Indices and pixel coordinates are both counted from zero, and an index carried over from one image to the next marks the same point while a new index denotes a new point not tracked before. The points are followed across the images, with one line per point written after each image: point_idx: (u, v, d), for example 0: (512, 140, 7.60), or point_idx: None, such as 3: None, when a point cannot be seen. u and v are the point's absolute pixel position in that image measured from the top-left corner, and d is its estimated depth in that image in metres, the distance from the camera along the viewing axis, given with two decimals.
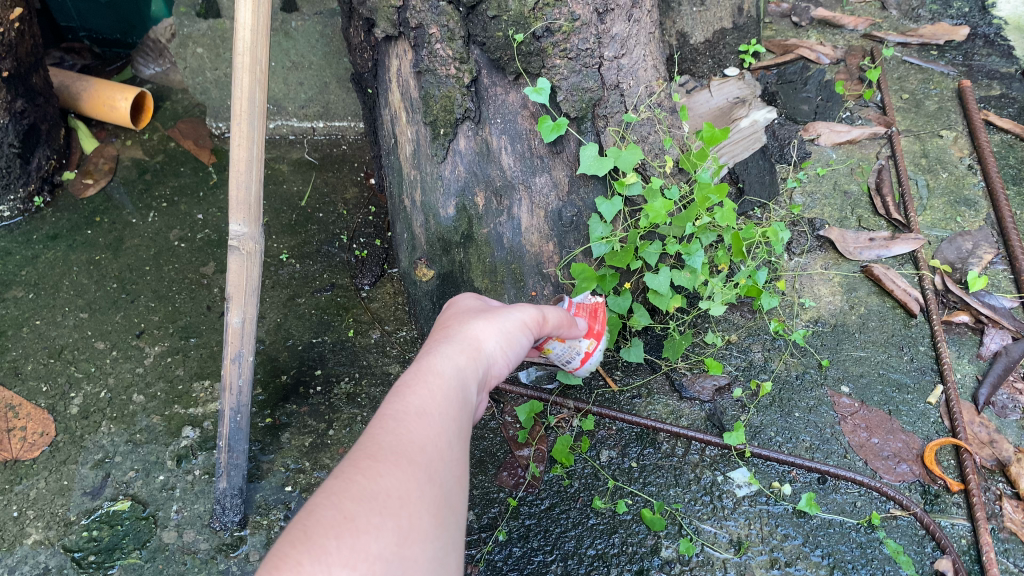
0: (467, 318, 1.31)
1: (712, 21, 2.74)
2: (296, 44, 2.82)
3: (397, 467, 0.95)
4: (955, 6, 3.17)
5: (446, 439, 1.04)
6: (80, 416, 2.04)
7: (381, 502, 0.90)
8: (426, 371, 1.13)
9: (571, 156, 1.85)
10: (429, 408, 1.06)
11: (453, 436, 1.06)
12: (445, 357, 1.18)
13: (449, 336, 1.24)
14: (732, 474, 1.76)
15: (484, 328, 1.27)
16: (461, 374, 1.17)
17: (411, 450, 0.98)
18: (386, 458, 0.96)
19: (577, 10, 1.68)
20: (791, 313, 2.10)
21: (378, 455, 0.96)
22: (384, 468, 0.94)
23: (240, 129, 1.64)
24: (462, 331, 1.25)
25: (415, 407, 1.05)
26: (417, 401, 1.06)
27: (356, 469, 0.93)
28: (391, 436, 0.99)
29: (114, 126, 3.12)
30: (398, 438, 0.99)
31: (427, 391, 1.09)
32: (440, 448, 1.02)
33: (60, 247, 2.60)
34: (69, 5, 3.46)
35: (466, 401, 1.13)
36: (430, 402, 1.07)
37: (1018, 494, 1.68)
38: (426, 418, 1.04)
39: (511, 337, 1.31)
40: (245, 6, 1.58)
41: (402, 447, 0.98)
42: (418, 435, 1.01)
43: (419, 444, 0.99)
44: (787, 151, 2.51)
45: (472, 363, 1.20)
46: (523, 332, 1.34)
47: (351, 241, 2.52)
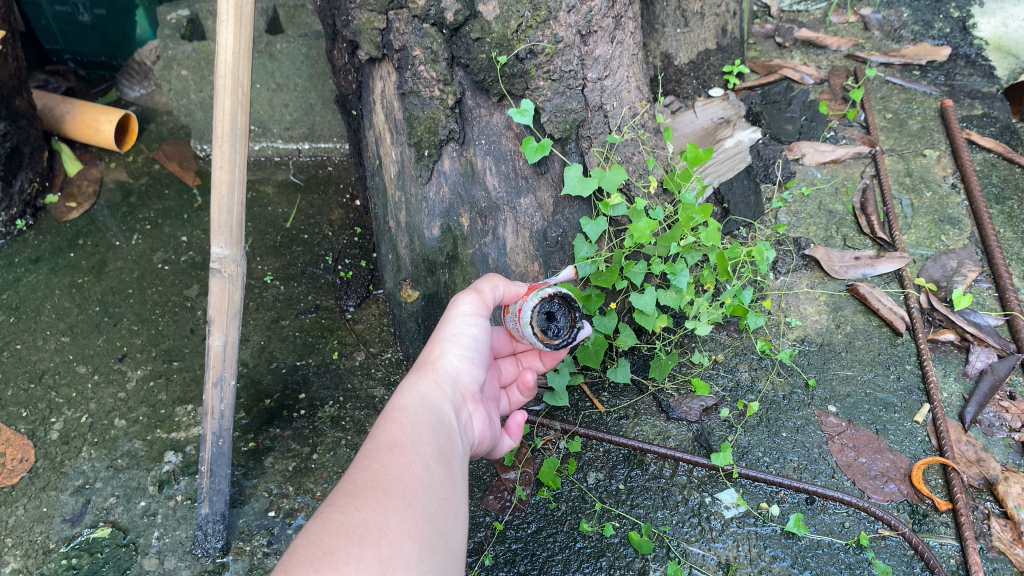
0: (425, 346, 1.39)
1: (696, 42, 2.77)
2: (281, 66, 2.82)
3: (374, 499, 1.00)
4: (936, 27, 3.20)
5: (422, 463, 1.10)
6: (60, 442, 2.02)
7: (360, 534, 0.94)
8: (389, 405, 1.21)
9: (556, 176, 1.85)
10: (400, 438, 1.12)
11: (429, 460, 1.11)
12: (408, 387, 1.26)
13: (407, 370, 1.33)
14: (721, 495, 1.75)
15: (437, 346, 1.35)
16: (425, 397, 1.24)
17: (386, 481, 1.03)
18: (362, 492, 1.00)
19: (559, 32, 1.68)
20: (777, 332, 2.10)
21: (353, 491, 1.00)
22: (360, 502, 0.99)
23: (222, 151, 1.64)
24: (418, 359, 1.34)
25: (387, 441, 1.10)
26: (388, 434, 1.12)
27: (335, 507, 0.97)
28: (365, 471, 1.05)
29: (98, 148, 3.12)
30: (373, 473, 1.04)
31: (397, 423, 1.15)
32: (417, 474, 1.07)
33: (42, 270, 2.58)
34: (54, 27, 3.46)
35: (437, 418, 1.20)
36: (400, 433, 1.13)
37: (1006, 513, 1.67)
38: (398, 449, 1.10)
39: (461, 339, 1.37)
40: (227, 28, 1.58)
41: (377, 479, 1.03)
42: (392, 466, 1.06)
43: (394, 475, 1.04)
44: (771, 171, 2.52)
45: (431, 381, 1.28)
46: (471, 324, 1.38)
47: (336, 262, 2.51)
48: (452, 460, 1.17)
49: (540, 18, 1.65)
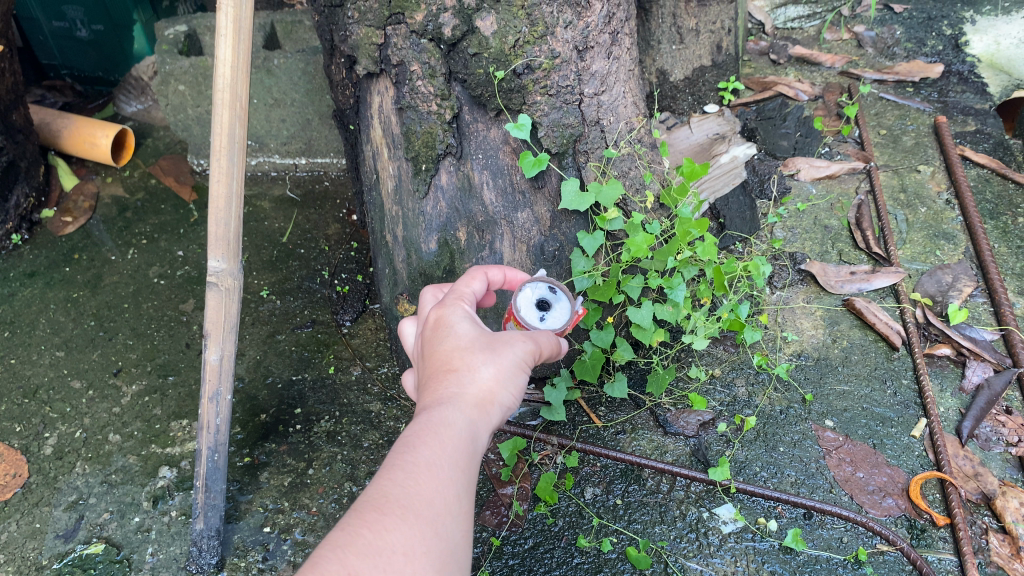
0: (472, 352, 1.21)
1: (691, 59, 2.79)
2: (278, 81, 2.82)
3: (403, 522, 0.96)
4: (929, 44, 3.23)
5: (454, 491, 1.05)
6: (54, 457, 2.01)
7: (385, 556, 0.92)
8: (438, 427, 1.09)
9: (553, 191, 1.85)
10: (440, 461, 1.05)
11: (461, 487, 1.06)
12: (461, 412, 1.13)
13: (457, 385, 1.17)
14: (718, 510, 1.74)
15: (496, 371, 1.20)
16: (473, 431, 1.14)
17: (419, 503, 1.00)
18: (393, 510, 0.97)
19: (557, 48, 1.69)
20: (774, 346, 2.10)
21: (384, 507, 0.97)
22: (388, 522, 0.96)
23: (220, 165, 1.64)
24: (472, 377, 1.18)
25: (425, 458, 1.05)
26: (427, 454, 1.06)
27: (363, 522, 0.95)
28: (401, 489, 1.00)
29: (95, 163, 3.12)
30: (406, 491, 1.00)
31: (438, 443, 1.08)
32: (448, 500, 1.03)
33: (37, 285, 2.57)
34: (52, 43, 3.47)
35: (477, 452, 1.12)
36: (439, 451, 1.07)
37: (1004, 528, 1.66)
38: (435, 470, 1.04)
39: (518, 378, 1.24)
40: (225, 43, 1.58)
41: (409, 499, 0.99)
42: (426, 488, 1.02)
43: (428, 498, 1.01)
44: (767, 186, 2.55)
45: (485, 417, 1.17)
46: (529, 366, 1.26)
47: (332, 276, 2.51)
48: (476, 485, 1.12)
49: (537, 34, 1.66)
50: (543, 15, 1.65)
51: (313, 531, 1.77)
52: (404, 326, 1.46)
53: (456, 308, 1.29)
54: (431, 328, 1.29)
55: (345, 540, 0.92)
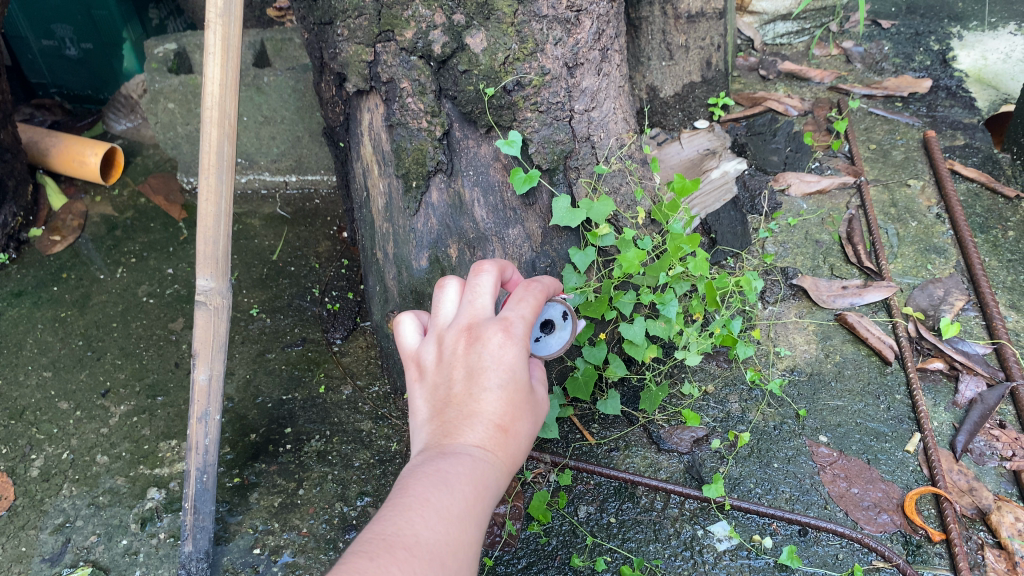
0: (520, 414, 1.12)
1: (681, 75, 2.80)
2: (268, 99, 2.82)
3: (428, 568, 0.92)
4: (917, 59, 3.25)
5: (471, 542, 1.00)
6: (40, 479, 1.98)
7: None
8: (476, 478, 1.04)
9: (544, 207, 1.85)
10: (471, 514, 1.01)
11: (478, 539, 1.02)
12: (497, 477, 1.07)
13: (500, 443, 1.09)
14: (712, 527, 1.73)
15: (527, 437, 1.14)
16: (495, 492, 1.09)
17: (445, 552, 0.95)
18: (422, 554, 0.92)
19: (546, 65, 1.70)
20: (766, 362, 2.10)
21: (413, 549, 0.92)
22: (417, 565, 0.90)
23: (208, 183, 1.63)
24: (513, 435, 1.11)
25: (458, 507, 1.00)
26: (463, 503, 1.01)
27: (394, 557, 0.89)
28: (430, 532, 0.96)
29: (84, 182, 3.10)
30: (434, 536, 0.95)
31: (474, 495, 1.02)
32: (466, 559, 0.99)
33: (24, 304, 2.55)
34: (41, 61, 3.47)
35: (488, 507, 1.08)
36: (474, 504, 1.02)
37: (1000, 543, 1.66)
38: (463, 522, 1.00)
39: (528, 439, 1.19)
40: (214, 61, 1.58)
41: (436, 547, 0.95)
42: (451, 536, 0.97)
43: (453, 548, 0.96)
44: (757, 203, 2.55)
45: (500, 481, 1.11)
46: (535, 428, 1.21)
47: (322, 294, 2.50)
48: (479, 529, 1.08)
49: (527, 51, 1.66)
50: (532, 32, 1.66)
51: (303, 552, 1.75)
52: (441, 287, 1.20)
53: (516, 351, 1.12)
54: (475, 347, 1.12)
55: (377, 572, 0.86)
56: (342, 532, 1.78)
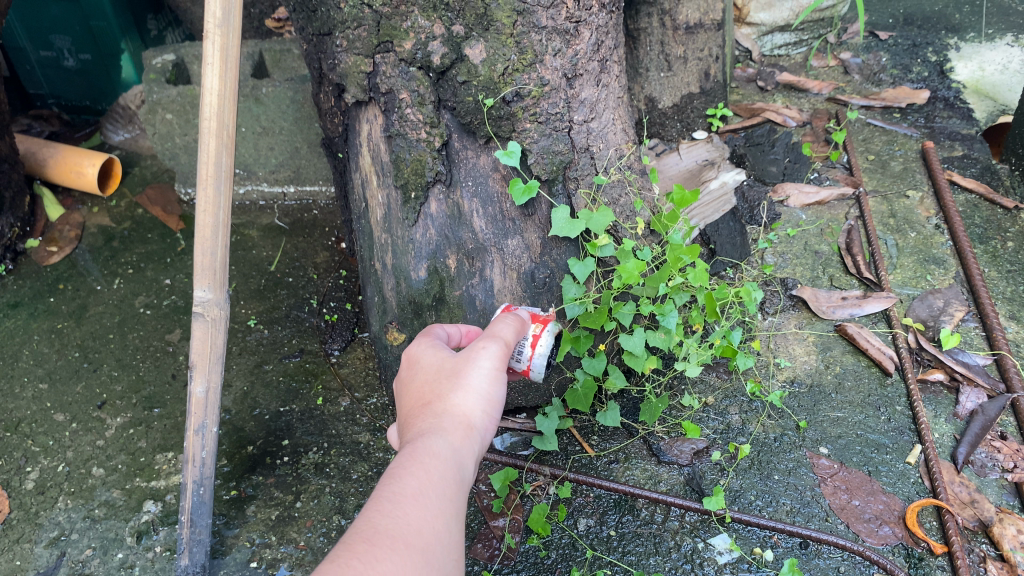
0: (442, 383, 1.24)
1: (679, 86, 2.81)
2: (267, 110, 2.82)
3: (393, 550, 0.94)
4: (914, 70, 3.26)
5: (439, 518, 1.02)
6: (36, 492, 1.96)
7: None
8: (420, 453, 1.10)
9: (543, 218, 1.84)
10: (422, 484, 1.04)
11: (450, 514, 1.04)
12: (445, 440, 1.14)
13: (433, 411, 1.20)
14: (713, 540, 1.71)
15: (468, 394, 1.22)
16: (458, 457, 1.13)
17: (409, 533, 0.97)
18: (384, 541, 0.94)
19: (546, 75, 1.70)
20: (766, 373, 2.09)
21: (374, 537, 0.94)
22: (380, 551, 0.92)
23: (206, 194, 1.63)
24: (446, 404, 1.20)
25: (412, 488, 1.03)
26: (416, 483, 1.04)
27: (355, 552, 0.91)
28: (389, 519, 0.98)
29: (81, 193, 3.10)
30: (393, 522, 0.98)
31: (424, 470, 1.07)
32: (435, 528, 1.01)
33: (21, 315, 2.54)
34: (39, 72, 3.47)
35: (461, 477, 1.11)
36: (425, 477, 1.06)
37: (1003, 555, 1.64)
38: (421, 498, 1.03)
39: (491, 396, 1.25)
40: (212, 71, 1.57)
41: (396, 529, 0.97)
42: (413, 519, 0.99)
43: (417, 527, 0.98)
44: (757, 213, 2.56)
45: (466, 442, 1.17)
46: (500, 378, 1.27)
47: (321, 305, 2.49)
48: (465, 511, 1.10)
49: (526, 61, 1.66)
50: (531, 43, 1.66)
51: (301, 566, 1.73)
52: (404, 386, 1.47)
53: (421, 351, 1.33)
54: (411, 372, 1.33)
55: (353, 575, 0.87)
56: None
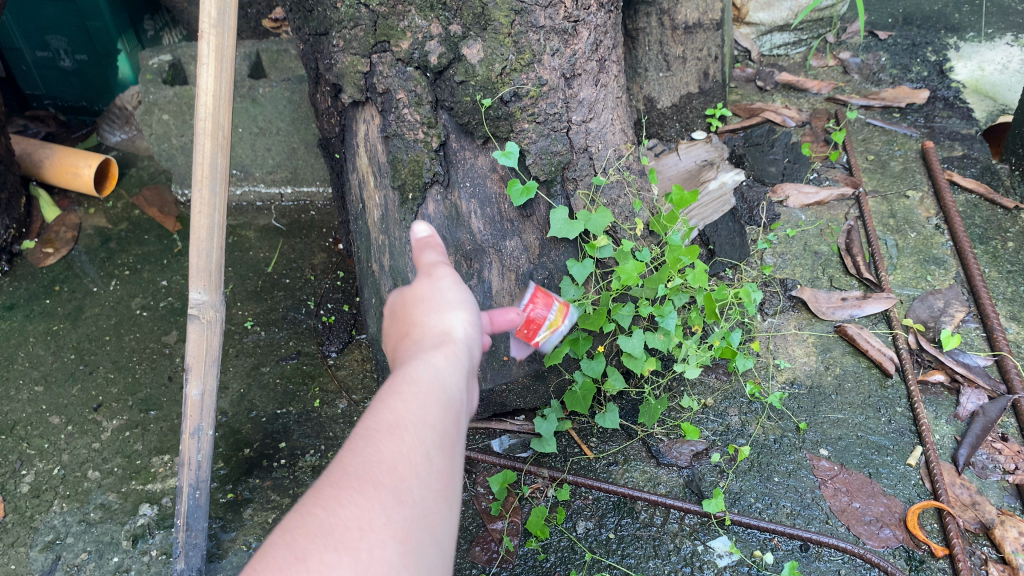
0: (417, 315, 1.06)
1: (678, 87, 2.79)
2: (263, 110, 2.81)
3: (364, 486, 0.75)
4: (914, 70, 3.25)
5: (421, 447, 0.82)
6: (31, 495, 1.95)
7: (339, 534, 0.71)
8: (391, 389, 0.87)
9: (541, 219, 1.83)
10: (399, 412, 0.84)
11: (434, 444, 0.83)
12: (419, 371, 0.91)
13: (407, 347, 0.99)
14: (713, 543, 1.70)
15: (443, 316, 1.05)
16: (434, 388, 0.89)
17: (386, 462, 0.78)
18: (355, 476, 0.76)
19: (544, 75, 1.69)
20: (766, 374, 2.08)
21: (342, 473, 0.76)
22: (353, 487, 0.75)
23: (202, 196, 1.62)
24: (423, 330, 1.03)
25: (387, 418, 0.83)
26: (389, 415, 0.83)
27: (315, 497, 0.73)
28: (363, 449, 0.79)
29: (77, 194, 3.08)
30: (366, 454, 0.78)
31: (399, 401, 0.85)
32: (421, 451, 0.82)
33: (17, 317, 2.52)
34: (34, 72, 3.45)
35: (446, 404, 0.88)
36: (402, 405, 0.85)
37: (1004, 558, 1.63)
38: (398, 427, 0.82)
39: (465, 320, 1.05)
40: (207, 72, 1.57)
41: (371, 461, 0.78)
42: (385, 448, 0.79)
43: (393, 458, 0.79)
44: (756, 214, 2.54)
45: (442, 371, 0.93)
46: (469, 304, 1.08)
47: (318, 306, 2.48)
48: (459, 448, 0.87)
49: (524, 62, 1.65)
50: (530, 43, 1.65)
51: None
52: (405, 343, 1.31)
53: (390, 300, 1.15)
54: (394, 321, 1.12)
55: (304, 550, 0.68)
56: None
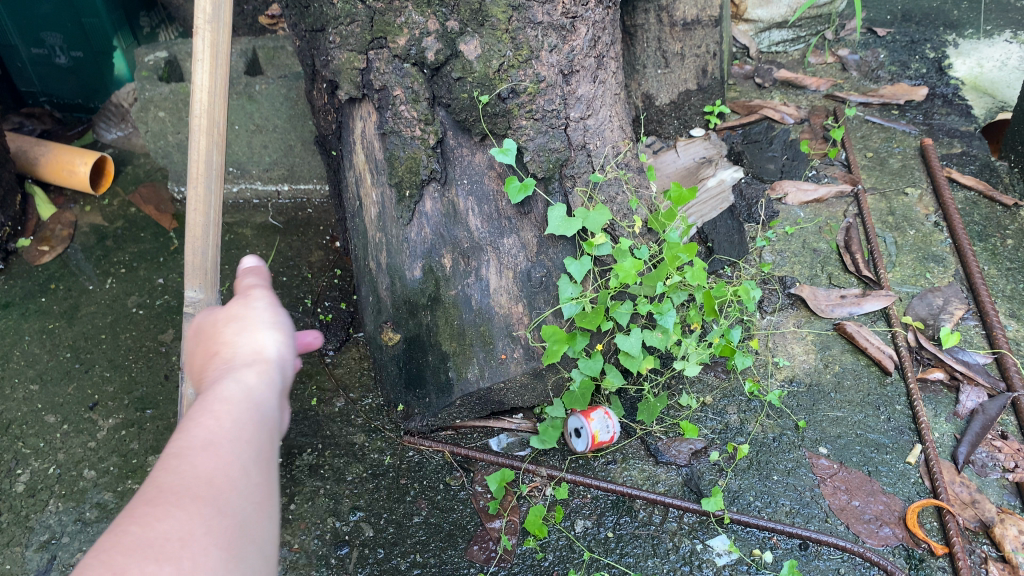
0: (226, 333, 1.10)
1: (676, 83, 2.78)
2: (260, 107, 2.80)
3: (183, 496, 0.78)
4: (912, 67, 3.24)
5: (236, 460, 0.86)
6: (26, 494, 1.94)
7: (159, 548, 0.72)
8: (203, 410, 0.90)
9: (539, 216, 1.82)
10: (213, 429, 0.87)
11: (248, 459, 0.87)
12: (232, 389, 0.95)
13: (218, 365, 1.02)
14: (712, 542, 1.69)
15: (256, 333, 1.09)
16: (246, 403, 0.93)
17: (203, 476, 0.81)
18: (173, 493, 0.77)
19: (542, 72, 1.68)
20: (765, 372, 2.07)
21: (159, 490, 0.78)
22: (172, 500, 0.77)
23: (197, 193, 1.60)
24: (235, 346, 1.06)
25: (201, 437, 0.85)
26: (201, 434, 0.86)
27: (132, 515, 0.74)
28: (176, 464, 0.81)
29: (73, 191, 3.07)
30: (181, 470, 0.81)
31: (212, 417, 0.89)
32: (233, 461, 0.85)
33: (12, 316, 2.51)
34: (30, 69, 3.43)
35: (258, 418, 0.93)
36: (214, 422, 0.88)
37: (1004, 557, 1.62)
38: (213, 445, 0.85)
39: (280, 334, 1.10)
40: (202, 68, 1.55)
41: (189, 474, 0.80)
42: (200, 465, 0.82)
43: (209, 470, 0.82)
44: (754, 211, 2.53)
45: (256, 387, 0.97)
46: (281, 320, 1.13)
47: (315, 305, 2.47)
48: (273, 461, 0.91)
49: (521, 58, 1.64)
50: (528, 39, 1.64)
51: (294, 569, 1.71)
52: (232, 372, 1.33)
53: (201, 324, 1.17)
54: (203, 343, 1.13)
55: (121, 564, 0.69)
56: (333, 549, 1.75)
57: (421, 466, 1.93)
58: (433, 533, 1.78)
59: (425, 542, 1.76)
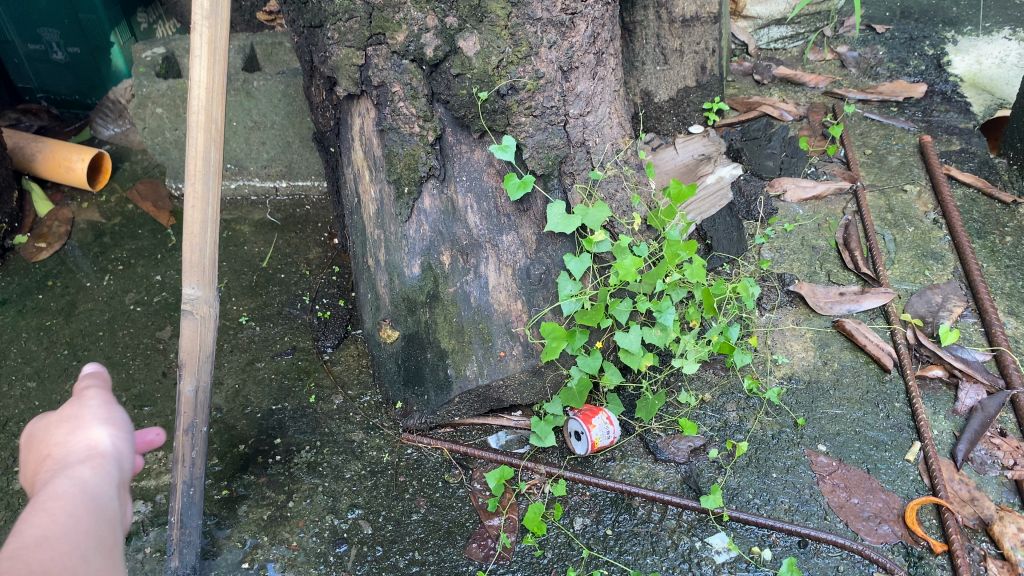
0: (52, 430, 1.01)
1: (675, 80, 2.78)
2: (258, 103, 2.80)
3: None
4: (912, 64, 3.24)
5: (78, 553, 0.80)
6: (23, 492, 1.93)
7: None
8: (35, 508, 0.82)
9: (538, 213, 1.81)
10: (51, 525, 0.80)
11: (88, 550, 0.81)
12: (66, 483, 0.88)
13: (43, 464, 0.95)
14: (711, 539, 1.69)
15: (87, 425, 1.02)
16: (84, 494, 0.88)
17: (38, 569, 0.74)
18: None
19: (541, 68, 1.67)
20: (764, 369, 2.07)
21: None
22: None
23: (195, 190, 1.60)
24: (61, 444, 0.98)
25: (38, 531, 0.78)
26: (37, 530, 0.79)
27: None
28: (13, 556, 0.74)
29: (70, 188, 3.06)
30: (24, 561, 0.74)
31: (48, 512, 0.82)
32: (73, 549, 0.80)
33: (9, 312, 2.50)
34: (27, 66, 3.43)
35: (98, 507, 0.87)
36: (51, 516, 0.81)
37: (1003, 554, 1.62)
38: (50, 539, 0.78)
39: (116, 427, 1.04)
40: (200, 64, 1.55)
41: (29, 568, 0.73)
42: (39, 561, 0.75)
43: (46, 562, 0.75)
44: (753, 208, 2.53)
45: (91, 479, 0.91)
46: (116, 414, 1.06)
47: (313, 301, 2.46)
48: (116, 554, 0.86)
49: (521, 54, 1.64)
50: (527, 35, 1.63)
51: (293, 566, 1.71)
52: None
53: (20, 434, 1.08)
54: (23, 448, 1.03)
55: None
56: (332, 546, 1.75)
57: (420, 463, 1.93)
58: (432, 530, 1.77)
59: (424, 540, 1.75)
